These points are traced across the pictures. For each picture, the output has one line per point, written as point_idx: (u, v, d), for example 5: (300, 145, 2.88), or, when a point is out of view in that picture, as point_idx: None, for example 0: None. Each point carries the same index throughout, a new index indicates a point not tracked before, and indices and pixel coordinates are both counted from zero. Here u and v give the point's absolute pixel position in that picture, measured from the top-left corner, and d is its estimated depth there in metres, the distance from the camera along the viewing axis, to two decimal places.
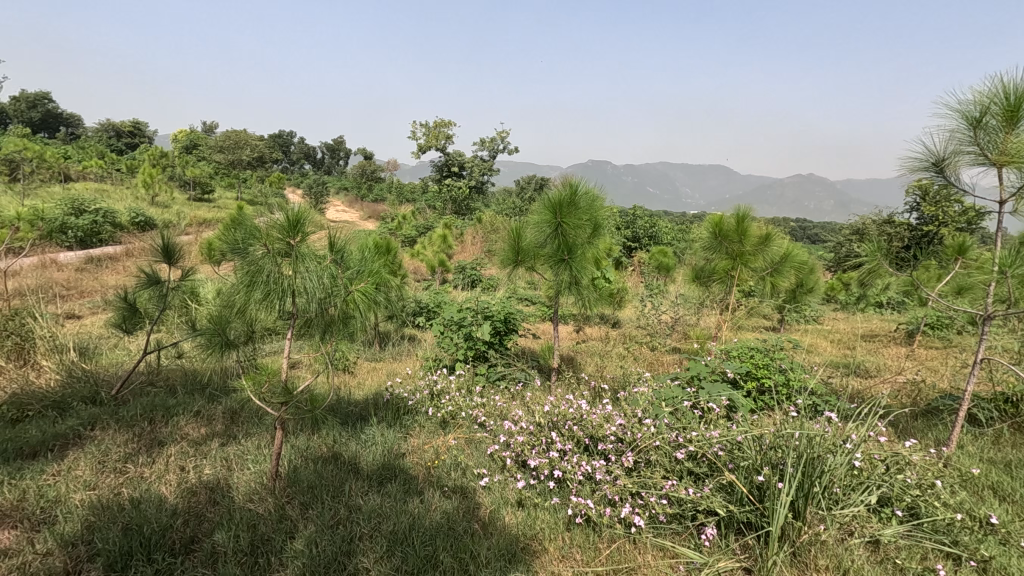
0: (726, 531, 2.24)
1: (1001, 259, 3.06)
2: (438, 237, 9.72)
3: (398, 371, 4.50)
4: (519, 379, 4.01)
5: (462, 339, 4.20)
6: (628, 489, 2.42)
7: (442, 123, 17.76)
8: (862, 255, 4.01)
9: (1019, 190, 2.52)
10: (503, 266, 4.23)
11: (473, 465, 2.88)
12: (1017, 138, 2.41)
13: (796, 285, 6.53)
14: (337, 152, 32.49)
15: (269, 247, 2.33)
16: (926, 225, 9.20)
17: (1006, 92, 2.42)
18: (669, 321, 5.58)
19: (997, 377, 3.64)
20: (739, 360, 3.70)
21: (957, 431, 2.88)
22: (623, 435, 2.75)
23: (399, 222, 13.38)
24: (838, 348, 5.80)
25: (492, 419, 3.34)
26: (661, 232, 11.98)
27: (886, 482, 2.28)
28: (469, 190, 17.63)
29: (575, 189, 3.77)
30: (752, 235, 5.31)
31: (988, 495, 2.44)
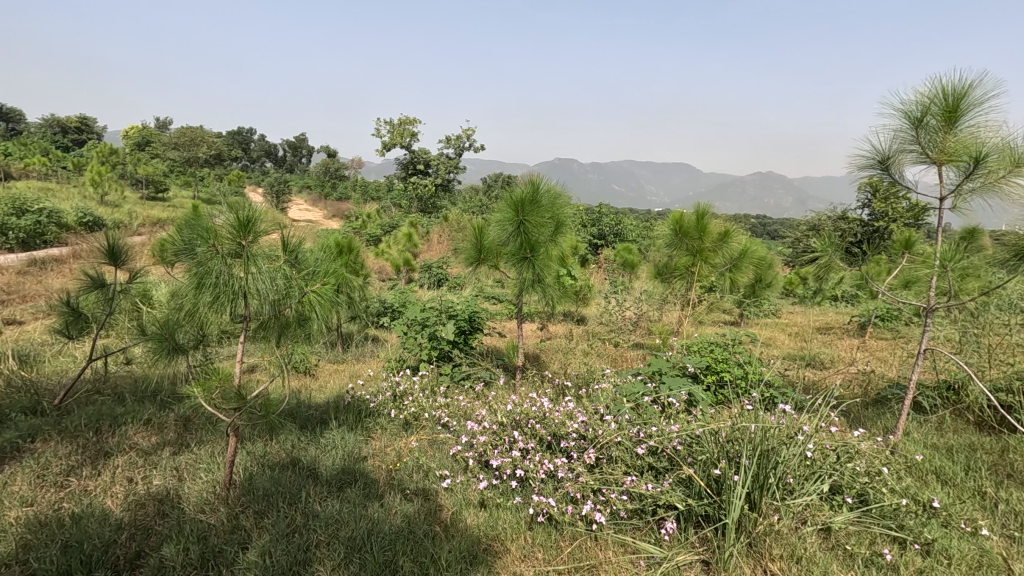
0: (685, 525, 2.27)
1: (942, 253, 3.20)
2: (403, 236, 9.61)
3: (361, 373, 4.42)
4: (483, 378, 4.00)
5: (426, 339, 4.15)
6: (590, 486, 2.42)
7: (407, 119, 17.49)
8: (816, 250, 4.14)
9: (958, 188, 2.64)
10: (466, 265, 4.20)
11: (436, 467, 2.85)
12: (955, 137, 2.53)
13: (754, 280, 6.71)
14: (299, 149, 31.71)
15: (218, 248, 2.24)
16: (876, 222, 9.58)
17: (945, 93, 2.53)
18: (632, 317, 5.65)
19: (940, 367, 3.81)
20: (700, 354, 3.77)
21: (903, 420, 3.00)
22: (584, 432, 2.76)
23: (363, 220, 13.16)
24: (795, 340, 5.98)
25: (456, 419, 3.32)
26: (626, 229, 12.14)
27: (836, 471, 2.35)
28: (435, 189, 17.48)
29: (536, 187, 3.77)
30: (711, 232, 5.42)
31: (931, 480, 2.55)
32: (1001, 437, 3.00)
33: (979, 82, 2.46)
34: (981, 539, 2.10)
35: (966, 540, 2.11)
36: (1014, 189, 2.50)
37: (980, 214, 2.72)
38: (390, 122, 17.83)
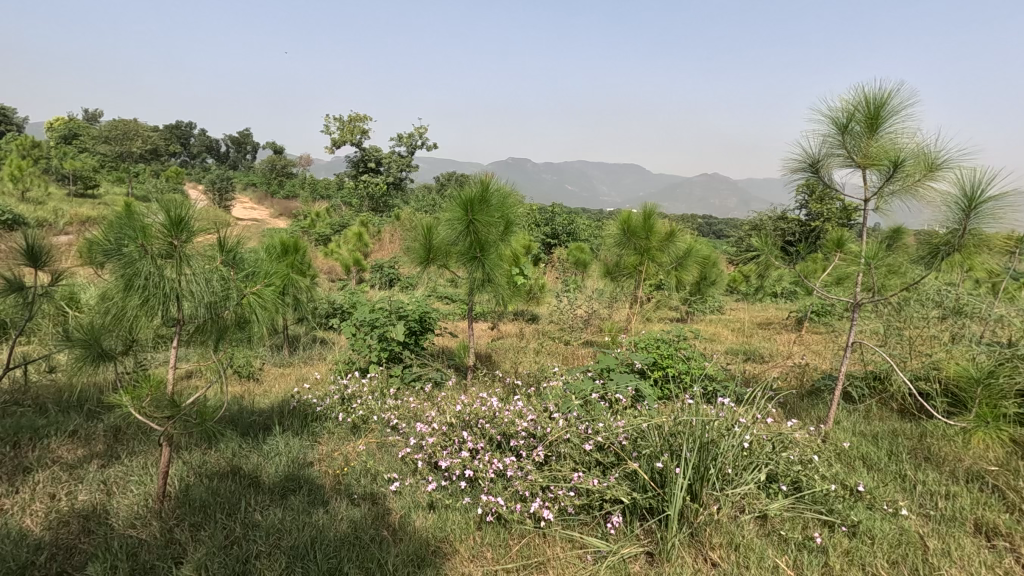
0: (631, 518, 2.32)
1: (868, 252, 3.40)
2: (353, 236, 9.39)
3: (308, 377, 4.29)
4: (434, 379, 3.96)
5: (375, 341, 4.07)
6: (539, 484, 2.44)
7: (357, 116, 17.10)
8: (755, 249, 4.32)
9: (880, 190, 2.81)
10: (415, 264, 4.14)
11: (384, 470, 2.80)
12: (877, 143, 2.69)
13: (700, 278, 6.93)
14: (242, 145, 30.46)
15: (147, 248, 2.12)
16: (812, 222, 10.07)
17: (867, 101, 2.70)
18: (583, 315, 5.74)
19: (868, 358, 4.05)
20: (647, 350, 3.86)
21: (834, 409, 3.17)
22: (534, 430, 2.78)
23: (311, 220, 12.77)
24: (738, 336, 6.22)
25: (405, 421, 3.27)
26: (579, 228, 12.29)
27: (772, 460, 2.46)
28: (387, 187, 17.18)
29: (485, 187, 3.76)
30: (657, 231, 5.56)
31: (858, 465, 2.70)
32: (920, 422, 3.22)
33: (897, 91, 2.63)
34: (901, 518, 2.24)
35: (888, 520, 2.24)
36: (928, 192, 2.69)
37: (899, 215, 2.91)
38: (339, 119, 17.37)
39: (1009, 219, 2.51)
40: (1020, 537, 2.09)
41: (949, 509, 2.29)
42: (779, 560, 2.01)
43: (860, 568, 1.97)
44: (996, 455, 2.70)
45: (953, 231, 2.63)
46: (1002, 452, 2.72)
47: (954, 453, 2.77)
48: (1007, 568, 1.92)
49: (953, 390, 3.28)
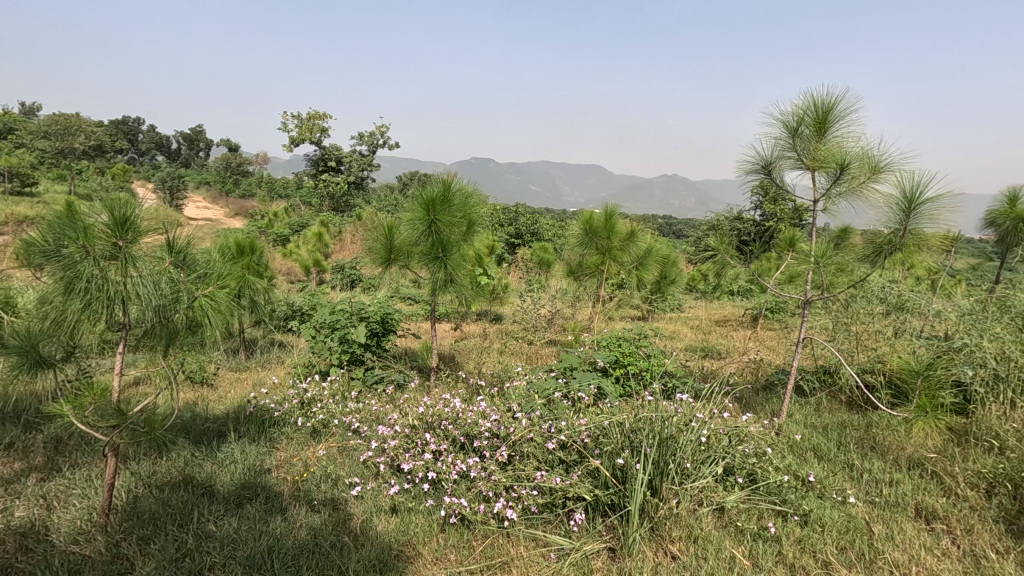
0: (593, 515, 2.35)
1: (817, 251, 3.53)
2: (313, 236, 9.17)
3: (266, 381, 4.17)
4: (397, 381, 3.91)
5: (336, 343, 3.99)
6: (502, 484, 2.44)
7: (316, 114, 16.72)
8: (713, 249, 4.43)
9: (828, 192, 2.92)
10: (376, 265, 4.08)
11: (345, 475, 2.74)
12: (825, 146, 2.81)
13: (660, 278, 7.07)
14: (195, 142, 29.34)
15: (90, 249, 2.01)
16: (766, 223, 10.42)
17: (815, 105, 2.81)
18: (546, 315, 5.77)
19: (818, 353, 4.21)
20: (609, 348, 3.91)
21: (787, 403, 3.29)
22: (497, 430, 2.77)
23: (269, 220, 12.40)
24: (696, 333, 6.38)
25: (367, 425, 3.22)
26: (542, 228, 12.37)
27: (729, 453, 2.53)
28: (348, 186, 16.88)
29: (447, 186, 3.73)
30: (619, 231, 5.64)
31: (809, 456, 2.80)
32: (866, 414, 3.37)
33: (843, 97, 2.75)
34: (849, 506, 2.34)
35: (837, 508, 2.34)
36: (872, 193, 2.82)
37: (845, 217, 3.04)
38: (297, 116, 16.94)
39: (945, 220, 2.67)
40: (955, 520, 2.22)
41: (893, 496, 2.41)
42: (736, 550, 2.07)
43: (811, 555, 2.05)
44: (934, 442, 2.86)
45: (895, 230, 2.79)
46: (940, 439, 2.88)
47: (898, 442, 2.91)
48: (944, 549, 2.04)
49: (896, 382, 3.48)
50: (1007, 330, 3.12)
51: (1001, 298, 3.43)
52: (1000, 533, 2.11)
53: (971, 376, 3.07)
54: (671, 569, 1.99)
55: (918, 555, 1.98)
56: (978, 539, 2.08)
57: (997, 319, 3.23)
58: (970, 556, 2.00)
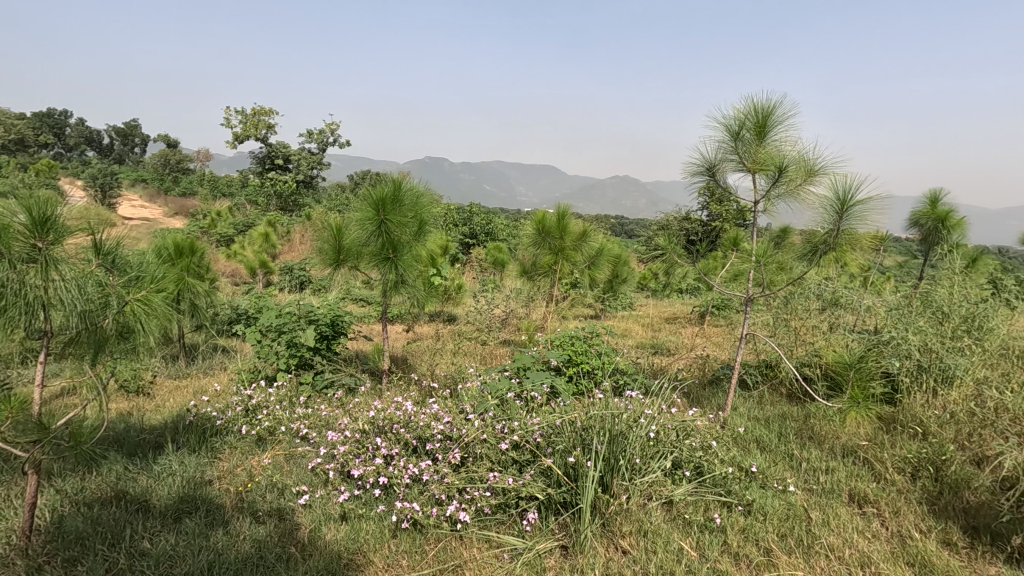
0: (546, 513, 2.36)
1: (758, 250, 3.68)
2: (259, 236, 8.85)
3: (208, 388, 3.99)
4: (347, 385, 3.82)
5: (283, 347, 3.85)
6: (455, 486, 2.42)
7: (262, 109, 16.14)
8: (661, 248, 4.54)
9: (767, 194, 3.04)
10: (324, 266, 3.96)
11: (292, 483, 2.65)
12: (764, 149, 2.92)
13: (612, 277, 7.20)
14: (129, 137, 27.78)
15: (5, 252, 1.84)
16: (713, 222, 10.78)
17: (755, 110, 2.92)
18: (500, 315, 5.77)
19: (760, 348, 4.39)
20: (562, 347, 3.94)
21: (731, 397, 3.41)
22: (450, 432, 2.75)
23: (212, 219, 11.86)
24: (647, 330, 6.53)
25: (316, 431, 3.12)
26: (496, 228, 12.37)
27: (677, 447, 2.60)
28: (297, 185, 16.37)
29: (397, 186, 3.67)
30: (571, 231, 5.70)
31: (752, 447, 2.92)
32: (805, 405, 3.53)
33: (781, 102, 2.86)
34: (788, 494, 2.45)
35: (778, 497, 2.45)
36: (808, 195, 2.96)
37: (783, 218, 3.17)
38: (241, 111, 16.29)
39: (874, 220, 2.83)
40: (884, 503, 2.35)
41: (828, 483, 2.54)
42: (684, 542, 2.12)
43: (754, 544, 2.13)
44: (865, 431, 3.03)
45: (829, 231, 2.94)
46: (870, 428, 3.05)
47: (833, 431, 3.06)
48: (874, 531, 2.16)
49: (831, 374, 3.66)
50: (929, 323, 3.34)
51: (923, 293, 3.66)
52: (923, 513, 2.25)
53: (899, 366, 3.29)
54: (622, 563, 2.03)
55: (851, 538, 2.09)
56: (904, 520, 2.22)
57: (920, 313, 3.46)
58: (897, 537, 2.13)
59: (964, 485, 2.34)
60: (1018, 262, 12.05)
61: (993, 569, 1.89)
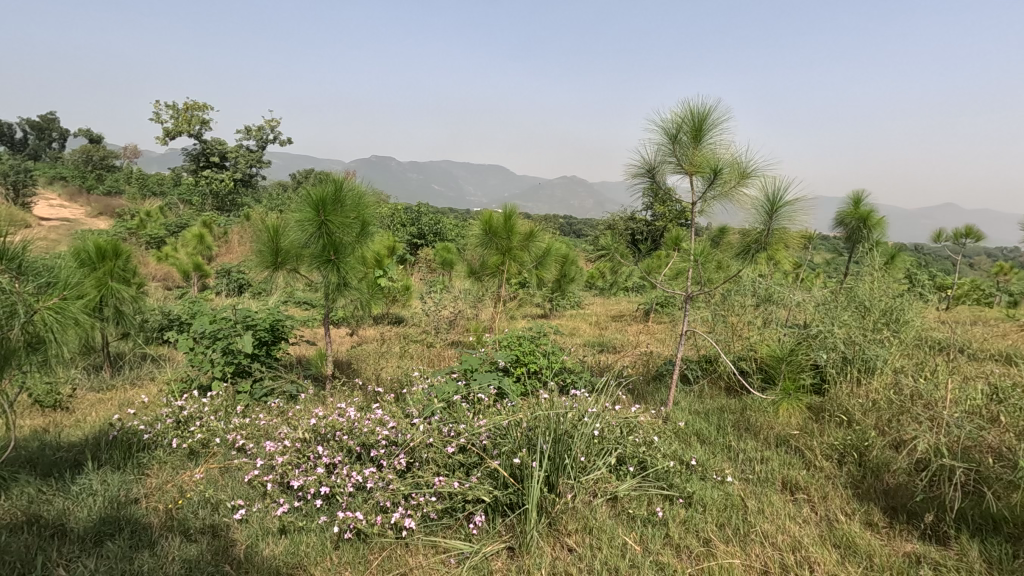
0: (493, 515, 2.35)
1: (696, 250, 3.81)
2: (193, 237, 8.39)
3: (135, 400, 3.74)
4: (288, 391, 3.68)
5: (218, 355, 3.67)
6: (401, 492, 2.37)
7: (195, 104, 15.35)
8: (605, 248, 4.62)
9: (704, 195, 3.14)
10: (260, 270, 3.77)
11: (227, 498, 2.52)
12: (700, 152, 3.02)
13: (559, 276, 7.27)
14: (46, 131, 25.81)
15: None
16: (656, 222, 11.07)
17: (691, 114, 3.02)
18: (448, 316, 5.70)
19: (701, 344, 4.54)
20: (509, 347, 3.94)
21: (673, 392, 3.50)
22: (394, 437, 2.69)
23: (140, 220, 11.18)
24: (594, 329, 6.63)
25: (253, 441, 2.99)
26: (445, 228, 12.26)
27: (621, 444, 2.65)
28: (234, 184, 15.66)
29: (338, 186, 3.56)
30: (517, 232, 5.71)
31: (692, 440, 3.01)
32: (741, 398, 3.68)
33: (715, 107, 2.97)
34: (726, 485, 2.54)
35: (717, 487, 2.54)
36: (742, 196, 3.07)
37: (719, 219, 3.28)
38: (172, 105, 15.43)
39: (799, 220, 3.00)
40: (814, 489, 2.48)
41: (763, 472, 2.65)
42: (628, 537, 2.16)
43: (694, 535, 2.19)
44: (797, 420, 3.18)
45: (760, 231, 3.08)
46: (801, 417, 3.21)
47: (768, 421, 3.20)
48: (805, 516, 2.27)
49: (765, 367, 3.84)
50: (853, 317, 3.55)
51: (847, 289, 3.89)
52: (849, 496, 2.39)
53: (826, 358, 3.48)
54: (569, 562, 2.04)
55: (784, 524, 2.19)
56: (832, 504, 2.34)
57: (845, 307, 3.67)
58: (825, 520, 2.24)
59: (884, 468, 2.50)
60: (931, 258, 13.02)
61: (910, 546, 2.02)
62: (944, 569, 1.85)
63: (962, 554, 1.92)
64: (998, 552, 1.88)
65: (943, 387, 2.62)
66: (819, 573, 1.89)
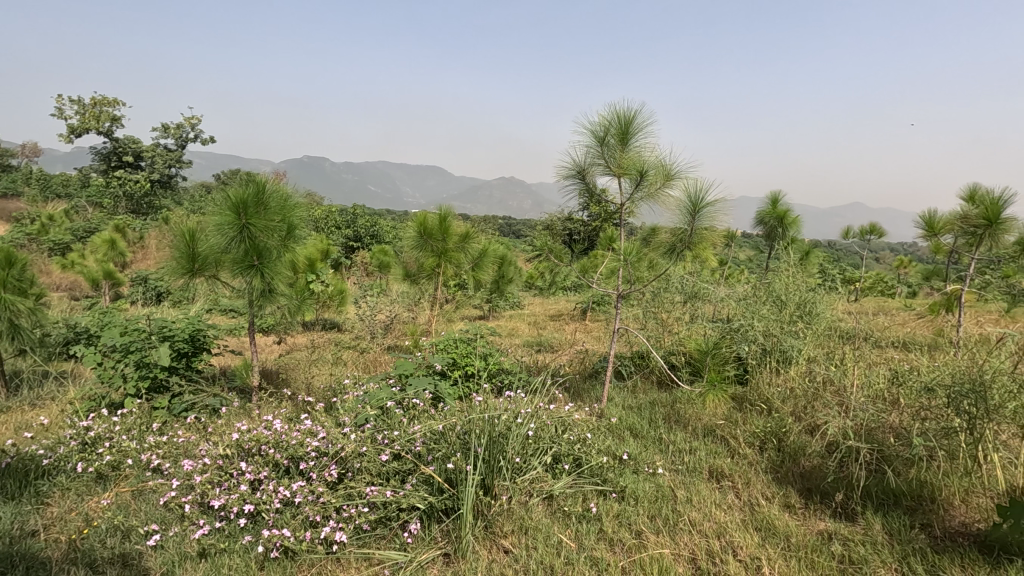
0: (428, 523, 2.30)
1: (627, 249, 3.91)
2: (103, 243, 7.77)
3: (34, 423, 3.40)
4: (210, 405, 3.45)
5: (130, 369, 3.39)
6: (331, 505, 2.28)
7: (104, 100, 14.26)
8: (539, 248, 4.65)
9: (631, 196, 3.23)
10: (174, 277, 3.52)
11: (140, 524, 2.33)
12: (627, 154, 3.11)
13: (497, 278, 7.29)
14: None
15: None
16: (593, 222, 11.29)
17: (617, 117, 3.10)
18: (383, 321, 5.56)
19: (634, 340, 4.67)
20: (445, 350, 3.89)
21: (607, 388, 3.57)
22: (324, 448, 2.59)
23: (41, 225, 10.23)
24: (532, 329, 6.68)
25: (170, 461, 2.78)
26: (382, 230, 12.00)
27: (557, 442, 2.67)
28: (150, 185, 14.65)
29: (260, 187, 3.38)
30: (453, 233, 5.65)
31: (626, 435, 3.08)
32: (671, 391, 3.81)
33: (640, 111, 3.06)
34: (658, 477, 2.62)
35: (648, 480, 2.61)
36: (666, 198, 3.18)
37: (646, 219, 3.39)
38: (78, 101, 14.24)
39: (720, 220, 3.15)
40: (738, 475, 2.59)
41: (692, 462, 2.75)
42: (563, 535, 2.18)
43: (627, 528, 2.24)
44: (722, 410, 3.32)
45: (684, 230, 3.21)
46: (725, 407, 3.35)
47: (696, 412, 3.32)
48: (729, 503, 2.37)
49: (693, 361, 3.99)
50: (771, 311, 3.76)
51: (766, 284, 4.11)
52: (768, 481, 2.51)
53: (747, 350, 3.65)
54: (504, 564, 2.03)
55: (710, 512, 2.28)
56: (753, 489, 2.46)
57: (764, 302, 3.87)
58: (748, 505, 2.35)
59: (800, 451, 2.65)
60: (843, 253, 14.05)
61: (822, 524, 2.15)
62: (852, 543, 1.97)
63: (867, 528, 2.06)
64: (897, 524, 2.04)
65: (851, 374, 2.82)
66: (741, 557, 1.97)
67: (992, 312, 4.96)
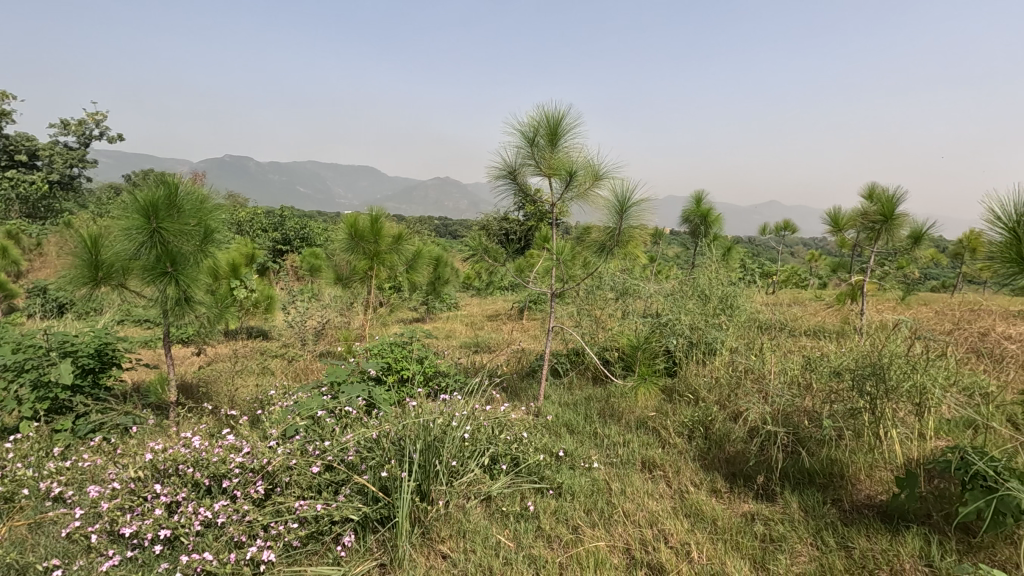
0: (362, 534, 2.24)
1: (560, 248, 3.95)
2: None
3: None
4: (121, 425, 3.19)
5: (25, 389, 3.07)
6: (258, 523, 2.15)
7: None
8: (473, 249, 4.62)
9: (561, 196, 3.27)
10: (75, 287, 3.22)
11: (39, 559, 2.11)
12: (556, 155, 3.14)
13: (433, 279, 7.21)
14: None
15: None
16: (528, 222, 11.42)
17: (546, 118, 3.12)
18: (314, 327, 5.36)
19: (569, 338, 4.75)
20: (380, 355, 3.76)
21: (543, 387, 3.58)
22: (249, 463, 2.45)
23: None
24: (470, 329, 6.67)
25: (74, 488, 2.54)
26: (312, 232, 11.58)
27: (494, 443, 2.66)
28: (48, 187, 13.40)
29: (173, 188, 3.15)
30: (385, 235, 5.48)
31: (562, 432, 3.12)
32: (605, 386, 3.90)
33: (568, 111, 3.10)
34: (593, 470, 2.67)
35: (583, 474, 2.66)
36: (595, 197, 3.25)
37: (577, 219, 3.44)
38: None
39: (647, 219, 3.27)
40: (668, 465, 2.69)
41: (625, 454, 2.83)
42: (501, 535, 2.18)
43: (564, 523, 2.27)
44: (653, 402, 3.44)
45: (613, 229, 3.30)
46: (656, 399, 3.47)
47: (630, 406, 3.41)
48: (661, 492, 2.45)
49: (625, 356, 4.10)
50: (696, 305, 3.94)
51: (691, 280, 4.29)
52: (696, 468, 2.62)
53: (675, 344, 3.80)
54: (442, 568, 2.00)
55: (643, 501, 2.36)
56: (683, 477, 2.56)
57: (690, 296, 4.04)
58: (678, 492, 2.45)
59: (724, 438, 2.79)
60: (761, 248, 14.96)
61: (746, 506, 2.26)
62: (773, 522, 2.09)
63: (786, 507, 2.18)
64: (812, 501, 2.18)
65: (768, 362, 2.99)
66: (673, 543, 2.04)
67: (890, 299, 5.44)
